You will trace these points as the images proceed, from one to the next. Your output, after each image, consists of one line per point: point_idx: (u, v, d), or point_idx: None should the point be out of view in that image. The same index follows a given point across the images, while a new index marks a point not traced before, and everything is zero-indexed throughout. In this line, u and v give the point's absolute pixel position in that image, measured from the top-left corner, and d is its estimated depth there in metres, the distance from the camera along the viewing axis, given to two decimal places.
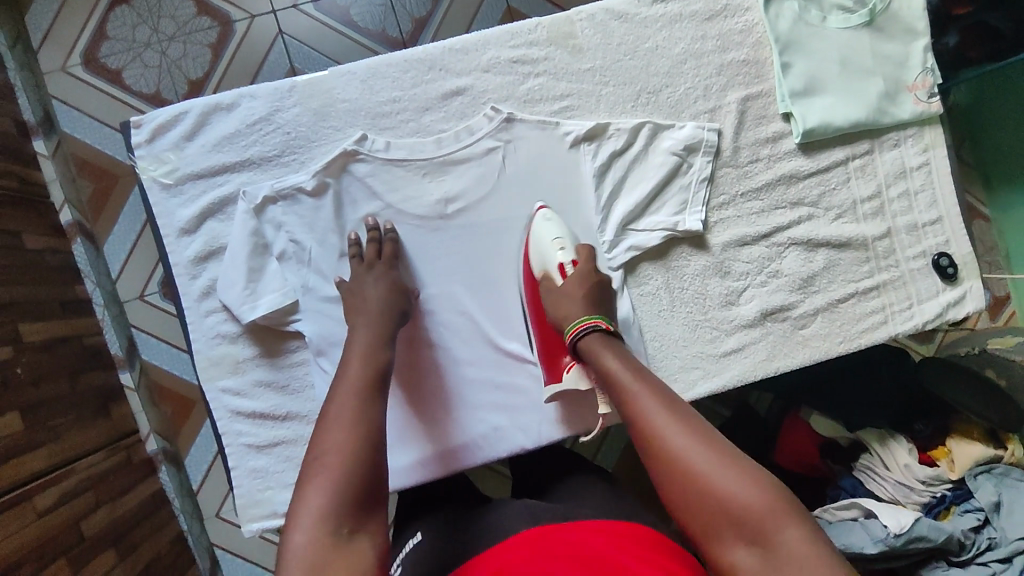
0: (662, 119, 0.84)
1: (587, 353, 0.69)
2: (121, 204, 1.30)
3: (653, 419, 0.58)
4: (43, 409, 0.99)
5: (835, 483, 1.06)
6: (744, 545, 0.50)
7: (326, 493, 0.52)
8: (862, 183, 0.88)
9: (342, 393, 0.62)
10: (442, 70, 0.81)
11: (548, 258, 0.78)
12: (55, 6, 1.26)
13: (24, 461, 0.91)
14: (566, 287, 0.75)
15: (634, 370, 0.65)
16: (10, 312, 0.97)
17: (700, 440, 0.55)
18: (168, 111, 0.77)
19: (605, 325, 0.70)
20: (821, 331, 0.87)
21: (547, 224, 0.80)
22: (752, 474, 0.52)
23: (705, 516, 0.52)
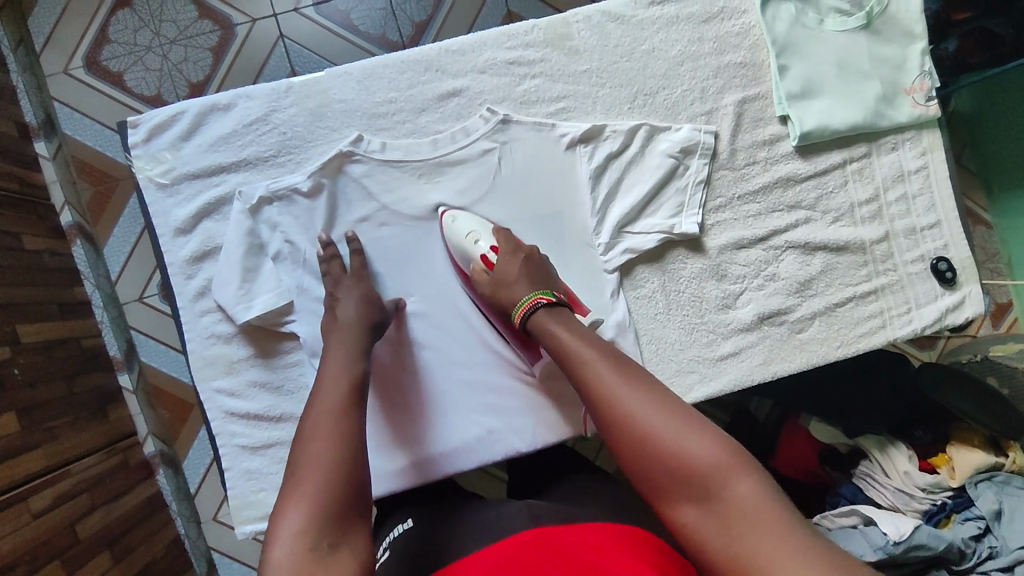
0: (659, 121, 0.84)
1: (537, 327, 0.68)
2: (120, 206, 1.31)
3: (605, 387, 0.58)
4: (40, 411, 0.99)
5: (834, 490, 1.05)
6: (695, 502, 0.50)
7: (306, 509, 0.51)
8: (860, 187, 0.88)
9: (317, 410, 0.61)
10: (438, 71, 0.81)
11: (469, 253, 0.77)
12: (57, 9, 1.27)
13: (19, 462, 0.91)
14: (499, 274, 0.74)
15: (585, 338, 0.64)
16: (8, 314, 0.98)
17: (651, 403, 0.56)
18: (164, 110, 0.77)
19: (545, 300, 0.69)
20: (818, 335, 0.86)
21: (457, 222, 0.79)
22: (703, 433, 0.53)
23: (658, 477, 0.52)
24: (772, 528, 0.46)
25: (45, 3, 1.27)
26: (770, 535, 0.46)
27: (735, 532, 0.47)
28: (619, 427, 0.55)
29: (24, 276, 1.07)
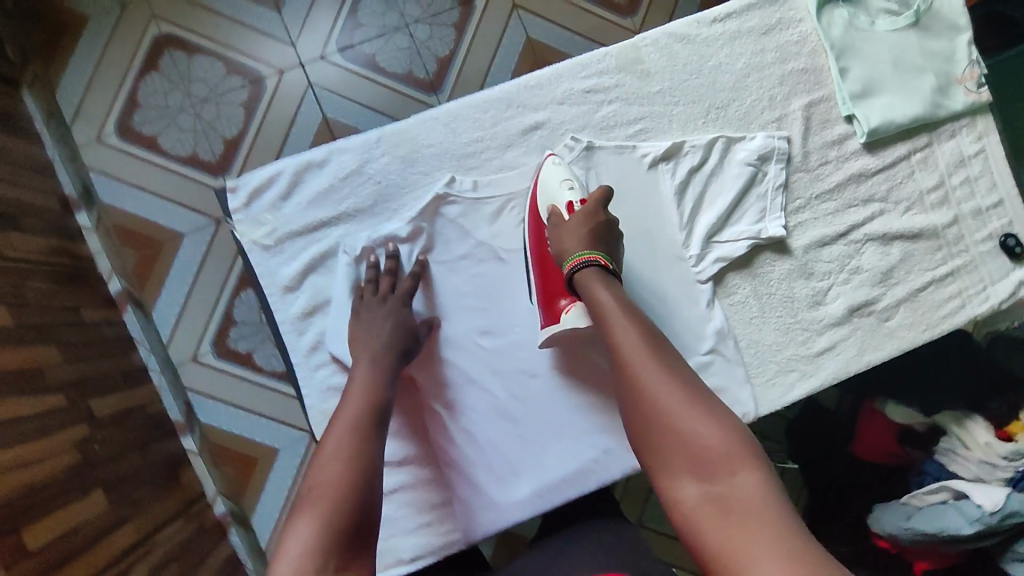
0: (733, 132, 0.87)
1: (581, 287, 0.72)
2: (168, 268, 1.29)
3: (641, 358, 0.62)
4: (123, 484, 0.99)
5: (917, 470, 1.06)
6: (697, 478, 0.53)
7: (316, 524, 0.52)
8: (925, 175, 0.91)
9: (339, 433, 0.63)
10: (519, 107, 0.85)
11: (556, 197, 0.78)
12: (85, 79, 1.26)
13: (115, 538, 0.91)
14: (570, 222, 0.75)
15: (625, 311, 0.68)
16: (81, 390, 0.99)
17: (681, 384, 0.60)
18: (263, 173, 0.80)
19: (601, 260, 0.72)
20: (906, 321, 0.89)
21: (557, 167, 0.80)
22: (723, 422, 0.56)
23: (668, 451, 0.56)
24: (764, 516, 0.48)
25: (71, 74, 1.26)
26: (762, 518, 0.48)
27: (728, 511, 0.50)
28: (646, 394, 0.60)
29: (88, 349, 1.07)
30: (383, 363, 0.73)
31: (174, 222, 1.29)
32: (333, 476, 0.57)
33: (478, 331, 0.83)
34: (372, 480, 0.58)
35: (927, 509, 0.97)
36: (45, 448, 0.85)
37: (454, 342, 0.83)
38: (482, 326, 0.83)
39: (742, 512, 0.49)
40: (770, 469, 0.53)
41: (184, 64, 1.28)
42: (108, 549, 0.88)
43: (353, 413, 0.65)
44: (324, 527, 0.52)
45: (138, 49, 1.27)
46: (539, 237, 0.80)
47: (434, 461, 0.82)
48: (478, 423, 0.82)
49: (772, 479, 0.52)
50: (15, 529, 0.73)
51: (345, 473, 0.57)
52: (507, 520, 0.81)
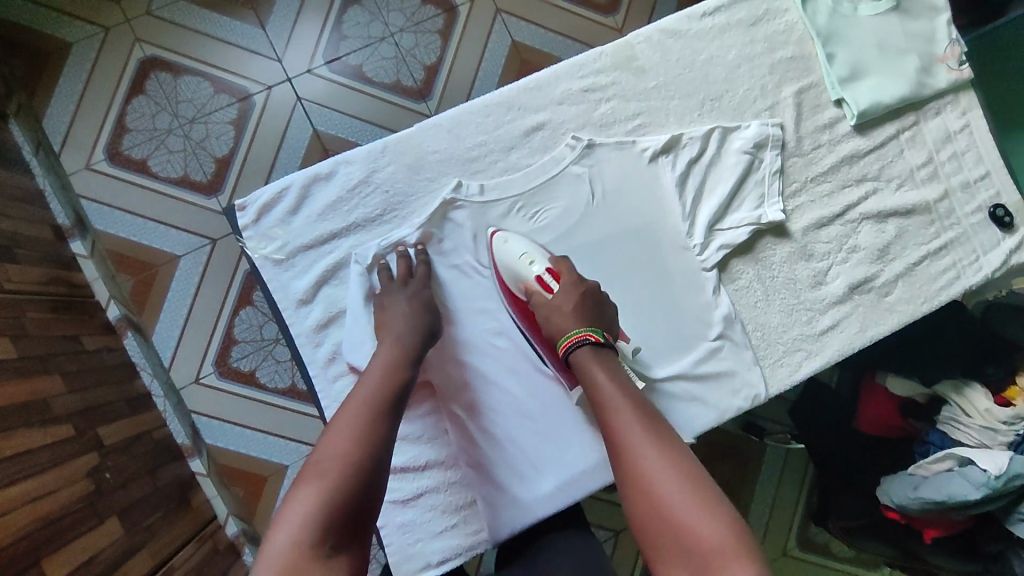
0: (728, 121, 0.90)
1: (577, 367, 0.73)
2: (164, 292, 1.29)
3: (636, 447, 0.64)
4: (136, 510, 0.99)
5: (922, 439, 1.09)
6: (692, 573, 0.54)
7: (315, 502, 0.57)
8: (915, 153, 0.94)
9: (353, 407, 0.66)
10: (520, 109, 0.86)
11: (523, 275, 0.80)
12: (72, 106, 1.25)
13: (132, 564, 0.90)
14: (557, 300, 0.77)
15: (622, 391, 0.70)
16: (87, 419, 0.99)
17: (676, 472, 0.61)
18: (271, 189, 0.80)
19: (593, 337, 0.73)
20: (904, 295, 0.92)
21: (508, 243, 0.81)
22: (718, 513, 0.57)
23: (663, 546, 0.57)
24: None
25: (57, 103, 1.25)
26: None
27: None
28: (642, 485, 0.61)
29: (92, 377, 1.07)
30: (410, 351, 0.73)
31: (168, 244, 1.28)
32: (338, 455, 0.61)
33: (492, 332, 0.84)
34: (377, 463, 0.62)
35: (935, 477, 0.99)
36: (57, 479, 0.85)
37: (469, 345, 0.83)
38: (497, 328, 0.84)
39: None
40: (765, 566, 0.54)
41: (171, 86, 1.28)
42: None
43: (370, 391, 0.68)
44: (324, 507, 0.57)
45: (124, 73, 1.26)
46: (523, 313, 0.82)
47: (458, 462, 0.83)
48: (501, 421, 0.83)
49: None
50: (37, 562, 0.73)
51: (348, 452, 0.61)
52: (532, 518, 0.81)
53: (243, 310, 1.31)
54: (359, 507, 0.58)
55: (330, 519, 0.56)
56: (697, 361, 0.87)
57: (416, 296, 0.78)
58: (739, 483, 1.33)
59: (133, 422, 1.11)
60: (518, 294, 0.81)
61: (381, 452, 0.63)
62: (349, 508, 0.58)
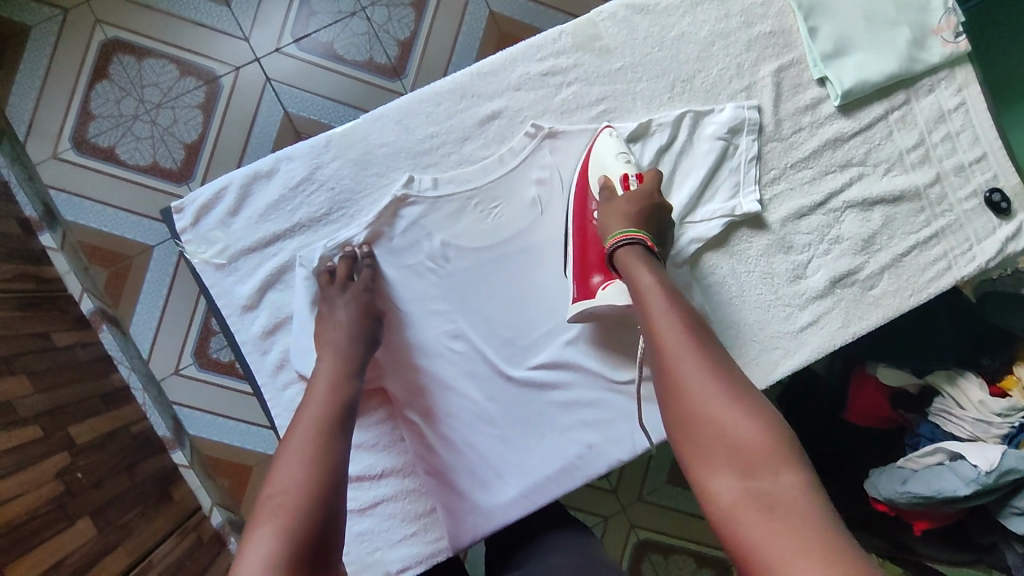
0: (701, 105, 0.83)
1: (622, 266, 0.69)
2: (140, 283, 1.26)
3: (678, 344, 0.60)
4: (110, 508, 0.98)
5: (912, 432, 1.03)
6: (734, 473, 0.52)
7: (276, 542, 0.52)
8: (904, 135, 0.88)
9: (299, 435, 0.62)
10: (473, 97, 0.80)
11: (611, 169, 0.77)
12: (33, 94, 1.21)
13: (105, 565, 0.90)
14: (620, 199, 0.73)
15: (662, 289, 0.66)
16: (57, 418, 0.97)
17: (718, 374, 0.57)
18: (208, 190, 0.76)
19: (647, 240, 0.69)
20: (891, 288, 0.86)
21: (613, 140, 0.78)
22: (766, 417, 0.54)
23: (704, 443, 0.54)
24: (804, 519, 0.47)
25: (19, 90, 1.20)
26: (805, 523, 0.47)
27: (770, 512, 0.48)
28: (682, 382, 0.58)
29: (64, 374, 1.05)
30: (349, 367, 0.70)
31: (142, 234, 1.25)
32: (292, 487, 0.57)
33: (448, 335, 0.80)
34: (335, 488, 0.59)
35: (922, 473, 0.95)
36: (23, 482, 0.83)
37: (424, 349, 0.80)
38: (454, 330, 0.80)
39: (786, 516, 0.47)
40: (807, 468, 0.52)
41: (134, 69, 1.22)
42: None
43: (312, 417, 0.64)
44: (289, 542, 0.53)
45: (85, 57, 1.21)
46: (583, 213, 0.78)
47: (417, 469, 0.80)
48: (462, 428, 0.80)
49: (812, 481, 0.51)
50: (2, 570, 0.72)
51: (304, 480, 0.58)
52: (494, 525, 0.79)
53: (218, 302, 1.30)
54: (325, 538, 0.55)
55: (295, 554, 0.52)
56: None
57: (354, 292, 0.74)
58: None
59: (108, 419, 1.10)
60: (593, 187, 0.78)
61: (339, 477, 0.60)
62: (315, 540, 0.54)
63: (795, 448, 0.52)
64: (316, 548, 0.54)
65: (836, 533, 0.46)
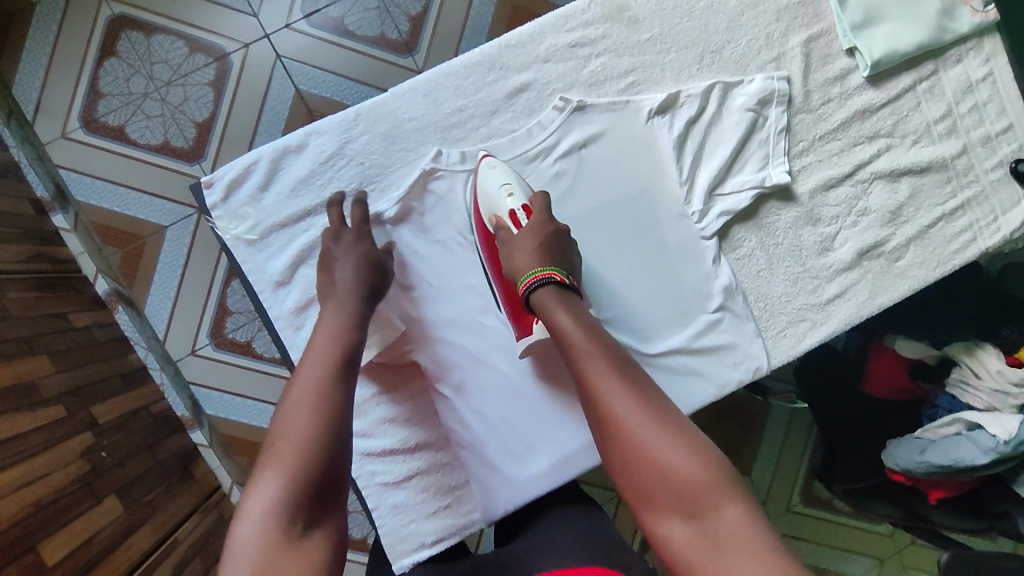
0: (730, 76, 0.83)
1: (540, 309, 0.67)
2: (154, 263, 1.24)
3: (607, 382, 0.58)
4: (136, 487, 0.99)
5: (930, 403, 1.04)
6: (686, 518, 0.50)
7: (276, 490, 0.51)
8: (932, 105, 0.87)
9: (308, 373, 0.62)
10: (502, 69, 0.80)
11: (497, 205, 0.75)
12: (40, 72, 1.19)
13: (132, 543, 0.91)
14: (520, 237, 0.72)
15: (585, 328, 0.64)
16: (80, 398, 0.97)
17: (648, 409, 0.56)
18: (238, 164, 0.75)
19: (557, 277, 0.67)
20: (916, 260, 0.86)
21: (494, 171, 0.76)
22: (701, 448, 0.53)
23: (652, 489, 0.52)
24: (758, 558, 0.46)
25: (26, 68, 1.18)
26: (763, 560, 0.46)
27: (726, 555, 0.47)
28: (615, 423, 0.55)
29: (83, 354, 1.05)
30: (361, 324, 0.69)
31: (155, 214, 1.23)
32: (299, 428, 0.56)
33: (478, 309, 0.80)
34: (343, 430, 0.58)
35: (940, 442, 0.95)
36: (51, 460, 0.84)
37: (455, 323, 0.80)
38: (484, 304, 0.80)
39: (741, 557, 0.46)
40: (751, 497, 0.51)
41: (142, 46, 1.20)
42: (127, 554, 0.89)
43: (318, 361, 0.63)
44: (291, 485, 0.52)
45: (92, 34, 1.19)
46: (491, 251, 0.77)
47: (450, 442, 0.81)
48: (493, 401, 0.80)
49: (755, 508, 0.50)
50: (33, 547, 0.74)
51: (311, 421, 0.57)
52: (525, 499, 0.79)
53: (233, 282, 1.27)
54: (330, 479, 0.54)
55: (300, 495, 0.52)
56: (696, 334, 0.83)
57: (365, 262, 0.74)
58: (741, 444, 1.32)
59: (128, 398, 1.10)
60: (490, 227, 0.77)
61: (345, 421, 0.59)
62: (319, 482, 0.53)
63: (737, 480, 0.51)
64: (321, 490, 0.53)
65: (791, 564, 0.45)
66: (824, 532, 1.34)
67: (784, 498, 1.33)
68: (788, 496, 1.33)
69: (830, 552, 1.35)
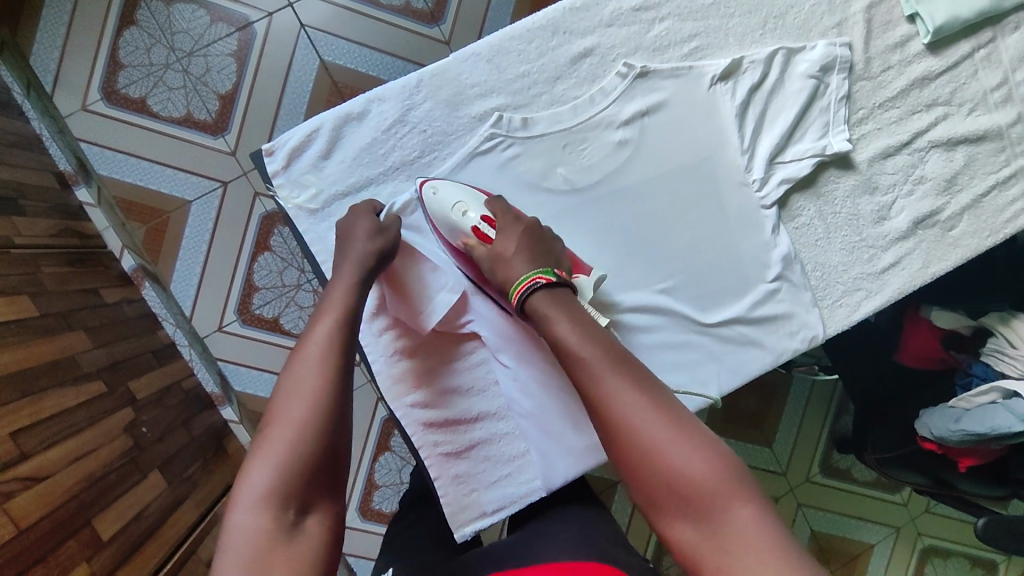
0: (792, 42, 0.83)
1: (536, 314, 0.67)
2: (179, 239, 1.20)
3: (610, 388, 0.57)
4: (176, 462, 0.97)
5: (964, 371, 0.97)
6: (690, 519, 0.51)
7: (271, 475, 0.54)
8: (989, 73, 0.87)
9: (306, 362, 0.62)
10: (565, 33, 0.80)
11: (459, 225, 0.76)
12: (59, 42, 1.13)
13: (174, 521, 0.90)
14: (496, 248, 0.74)
15: (583, 331, 0.64)
16: (118, 374, 0.95)
17: (654, 412, 0.56)
18: (301, 131, 0.76)
19: (544, 280, 0.68)
20: (970, 228, 0.85)
21: (439, 193, 0.76)
22: (707, 448, 0.54)
23: (657, 494, 0.53)
24: (764, 557, 0.47)
25: (43, 37, 1.13)
26: (769, 558, 0.47)
27: (732, 554, 0.48)
28: (620, 429, 0.56)
29: (116, 330, 1.02)
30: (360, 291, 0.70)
31: (178, 188, 1.19)
32: (299, 420, 0.57)
33: None
34: (339, 418, 0.59)
35: (975, 411, 0.88)
36: (96, 436, 0.82)
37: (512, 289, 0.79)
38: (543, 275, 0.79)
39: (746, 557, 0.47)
40: (757, 494, 0.52)
41: (163, 15, 1.16)
42: (170, 532, 0.88)
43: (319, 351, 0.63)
44: (288, 475, 0.54)
45: (111, 2, 1.14)
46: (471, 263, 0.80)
47: (511, 412, 0.80)
48: (555, 371, 0.79)
49: (762, 504, 0.51)
50: (87, 522, 0.74)
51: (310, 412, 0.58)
52: (585, 468, 0.79)
53: (262, 256, 1.22)
54: (325, 471, 0.57)
55: (293, 484, 0.54)
56: (754, 304, 0.81)
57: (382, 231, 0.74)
58: (767, 415, 1.32)
59: (161, 374, 1.08)
60: (461, 246, 0.79)
61: (343, 409, 0.60)
62: (311, 473, 0.55)
63: (744, 479, 0.52)
64: (314, 477, 0.56)
65: (794, 557, 0.47)
66: (840, 500, 1.34)
67: (807, 466, 1.33)
68: (810, 463, 1.33)
69: (845, 520, 1.34)
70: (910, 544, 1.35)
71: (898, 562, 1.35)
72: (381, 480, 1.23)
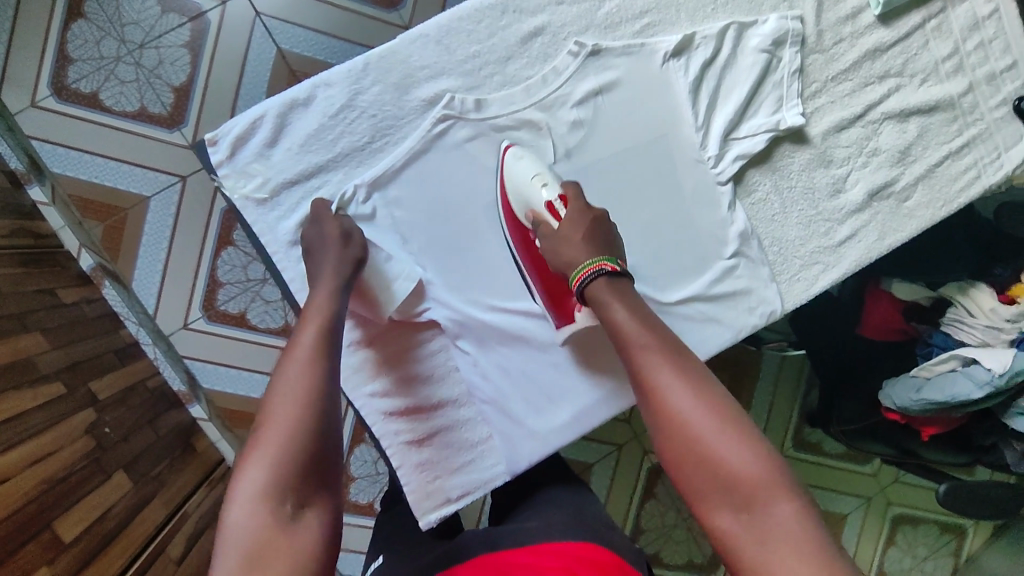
0: (744, 16, 0.83)
1: (593, 302, 0.67)
2: (138, 236, 1.17)
3: (665, 378, 0.58)
4: (142, 461, 0.96)
5: (924, 341, 0.97)
6: (733, 509, 0.51)
7: (263, 474, 0.52)
8: (941, 43, 0.87)
9: (294, 364, 0.61)
10: (516, 12, 0.79)
11: (533, 197, 0.75)
12: (3, 36, 1.10)
13: (142, 519, 0.89)
14: (565, 226, 0.72)
15: (642, 320, 0.64)
16: (77, 373, 0.93)
17: (707, 406, 0.55)
18: (244, 120, 0.75)
19: (609, 267, 0.67)
20: (924, 199, 0.86)
21: (523, 162, 0.76)
22: (756, 445, 0.53)
23: (703, 484, 0.52)
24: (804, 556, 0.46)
25: None
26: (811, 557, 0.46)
27: (773, 547, 0.48)
28: (671, 419, 0.56)
29: (76, 329, 1.00)
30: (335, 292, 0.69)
31: (134, 184, 1.16)
32: (286, 417, 0.56)
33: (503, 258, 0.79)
34: (330, 417, 0.58)
35: (935, 380, 0.89)
36: (58, 438, 0.81)
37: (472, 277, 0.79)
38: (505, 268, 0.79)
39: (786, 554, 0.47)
40: (801, 496, 0.51)
41: (111, 5, 1.12)
42: (139, 530, 0.87)
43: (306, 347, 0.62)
44: (281, 472, 0.53)
45: None
46: (525, 245, 0.79)
47: (472, 398, 0.79)
48: (512, 354, 0.79)
49: (807, 507, 0.50)
50: (48, 525, 0.72)
51: (299, 412, 0.57)
52: (546, 451, 0.79)
53: (225, 251, 1.20)
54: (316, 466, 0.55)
55: (287, 482, 0.53)
56: (714, 280, 0.81)
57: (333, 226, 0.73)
58: (738, 391, 1.33)
59: (125, 374, 1.06)
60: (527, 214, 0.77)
61: (332, 412, 0.59)
62: (306, 472, 0.54)
63: (793, 479, 0.51)
64: (306, 471, 0.54)
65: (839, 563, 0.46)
66: (811, 474, 1.36)
67: (779, 441, 1.35)
68: (782, 437, 1.35)
69: (816, 492, 1.36)
70: (880, 513, 1.38)
71: (870, 531, 1.38)
72: (355, 472, 1.22)
